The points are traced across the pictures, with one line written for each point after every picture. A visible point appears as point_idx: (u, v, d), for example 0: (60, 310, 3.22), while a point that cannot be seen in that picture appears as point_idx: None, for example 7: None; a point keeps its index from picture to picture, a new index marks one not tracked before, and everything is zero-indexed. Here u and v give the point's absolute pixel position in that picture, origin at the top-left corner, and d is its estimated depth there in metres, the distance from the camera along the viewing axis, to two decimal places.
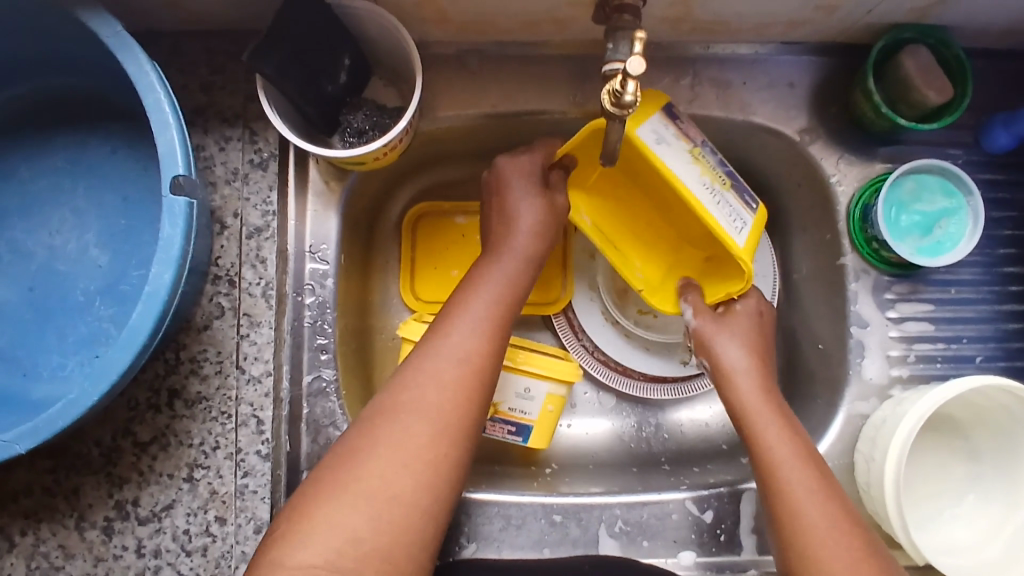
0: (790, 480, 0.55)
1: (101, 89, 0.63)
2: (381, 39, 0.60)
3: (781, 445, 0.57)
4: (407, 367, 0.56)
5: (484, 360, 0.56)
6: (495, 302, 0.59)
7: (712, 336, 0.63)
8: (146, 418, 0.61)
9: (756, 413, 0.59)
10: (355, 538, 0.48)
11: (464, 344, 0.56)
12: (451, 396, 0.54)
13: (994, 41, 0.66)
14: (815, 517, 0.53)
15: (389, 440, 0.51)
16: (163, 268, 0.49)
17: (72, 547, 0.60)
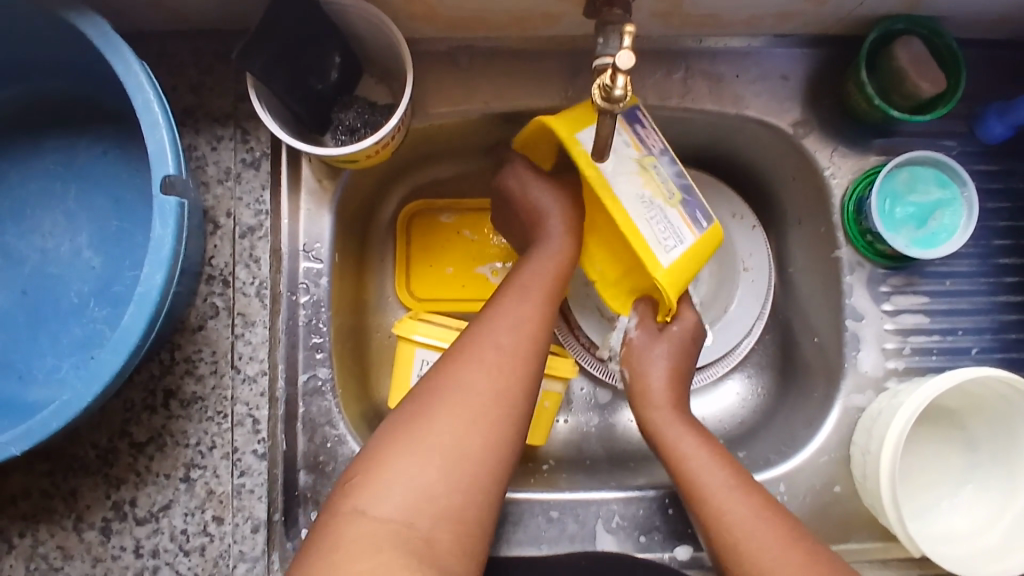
0: (706, 479, 0.57)
1: (91, 91, 0.63)
2: (371, 36, 0.60)
3: (693, 449, 0.59)
4: (468, 337, 0.56)
5: (542, 334, 0.57)
6: (544, 289, 0.60)
7: (638, 347, 0.65)
8: (142, 418, 0.61)
9: (667, 425, 0.61)
10: (430, 497, 0.48)
11: (523, 320, 0.57)
12: (520, 365, 0.55)
13: (987, 31, 0.66)
14: (733, 507, 0.55)
15: (456, 401, 0.51)
16: (154, 268, 0.49)
17: (71, 548, 0.60)
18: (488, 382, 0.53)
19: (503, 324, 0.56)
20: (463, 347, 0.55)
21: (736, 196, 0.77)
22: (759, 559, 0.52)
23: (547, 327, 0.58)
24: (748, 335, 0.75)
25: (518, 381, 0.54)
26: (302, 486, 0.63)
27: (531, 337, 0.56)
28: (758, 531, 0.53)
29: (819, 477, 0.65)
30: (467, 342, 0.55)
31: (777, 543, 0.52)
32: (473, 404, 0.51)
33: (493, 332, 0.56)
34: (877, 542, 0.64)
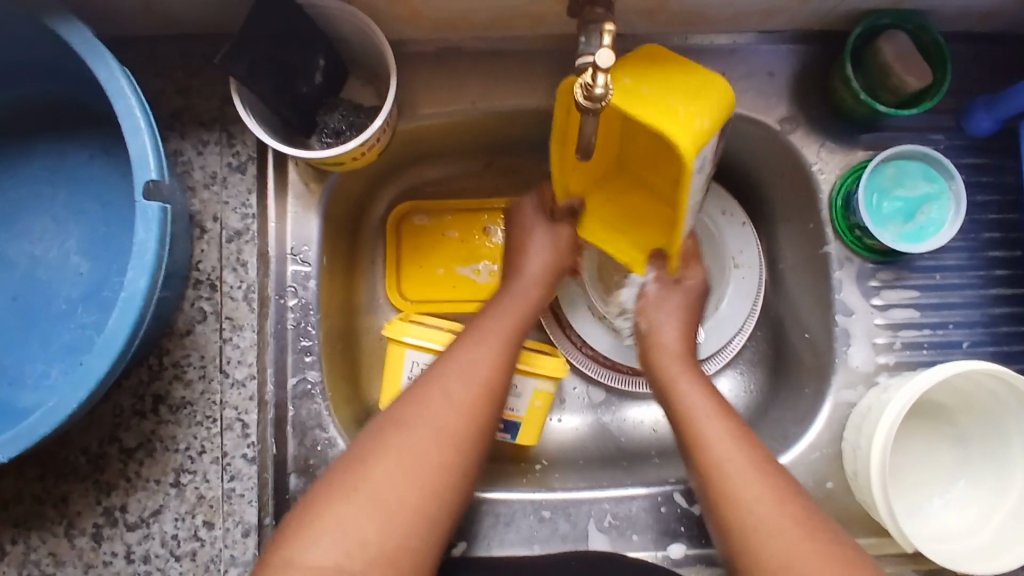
0: (705, 429, 0.57)
1: (77, 96, 0.63)
2: (354, 37, 0.60)
3: (698, 401, 0.59)
4: (423, 378, 0.57)
5: (497, 390, 0.57)
6: (507, 326, 0.62)
7: (649, 301, 0.66)
8: (132, 423, 0.61)
9: (674, 375, 0.62)
10: (364, 544, 0.48)
11: (480, 370, 0.57)
12: (471, 407, 0.56)
13: (974, 24, 0.66)
14: (725, 451, 0.55)
15: (400, 446, 0.52)
16: (138, 274, 0.48)
17: (63, 554, 0.60)
18: (431, 428, 0.53)
19: (465, 368, 0.57)
20: (422, 388, 0.56)
21: (727, 194, 0.77)
22: (740, 500, 0.52)
23: (505, 380, 0.58)
24: (740, 333, 0.76)
25: (467, 431, 0.55)
26: (292, 490, 0.62)
27: (489, 387, 0.57)
28: (747, 477, 0.53)
29: (810, 474, 0.64)
30: (426, 377, 0.57)
31: (763, 488, 0.53)
32: (416, 451, 0.52)
33: (456, 371, 0.57)
34: (870, 538, 0.63)
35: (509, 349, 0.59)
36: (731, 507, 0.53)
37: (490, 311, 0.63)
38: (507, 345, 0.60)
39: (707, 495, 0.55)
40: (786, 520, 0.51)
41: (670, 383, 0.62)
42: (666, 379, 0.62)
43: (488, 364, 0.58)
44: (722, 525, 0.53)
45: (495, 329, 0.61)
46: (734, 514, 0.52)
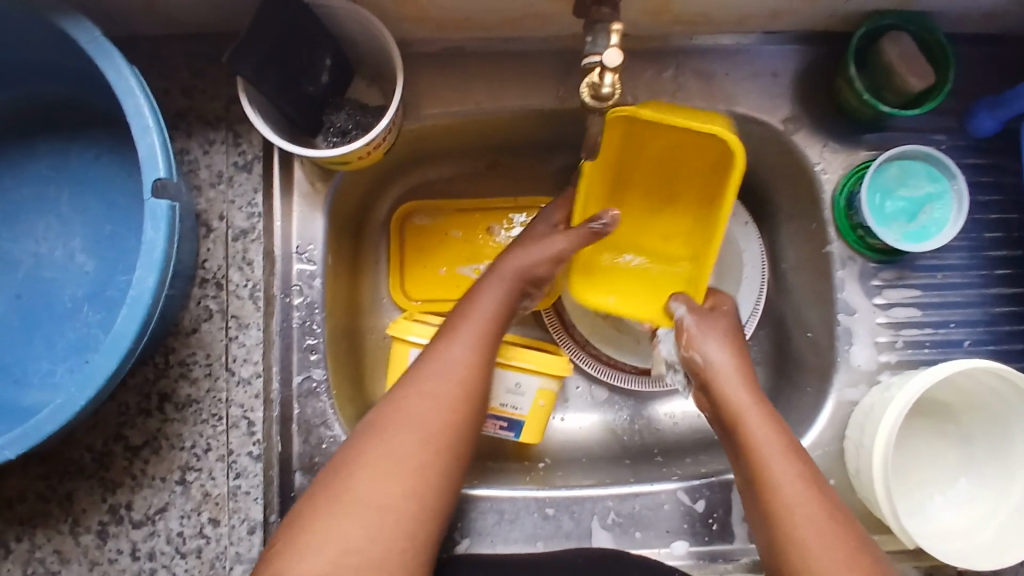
0: (771, 463, 0.55)
1: (81, 94, 0.63)
2: (360, 37, 0.60)
3: (761, 428, 0.57)
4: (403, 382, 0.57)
5: (477, 385, 0.57)
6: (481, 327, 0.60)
7: (696, 336, 0.62)
8: (138, 421, 0.61)
9: (739, 399, 0.59)
10: (351, 548, 0.48)
11: (462, 368, 0.57)
12: (450, 407, 0.55)
13: (976, 26, 0.66)
14: (790, 488, 0.54)
15: (378, 451, 0.52)
16: (146, 271, 0.48)
17: (68, 552, 0.61)
18: (413, 428, 0.54)
19: (443, 369, 0.57)
20: (404, 390, 0.56)
21: None
22: (807, 542, 0.52)
23: (485, 376, 0.58)
24: (743, 332, 0.75)
25: (445, 429, 0.55)
26: (298, 486, 0.63)
27: (466, 387, 0.57)
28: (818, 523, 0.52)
29: None
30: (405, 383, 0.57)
31: (828, 532, 0.52)
32: (399, 453, 0.52)
33: (432, 374, 0.57)
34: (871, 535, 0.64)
35: (488, 345, 0.59)
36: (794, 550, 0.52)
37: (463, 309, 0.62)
38: (481, 345, 0.59)
39: (768, 527, 0.55)
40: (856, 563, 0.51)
41: (733, 406, 0.59)
42: (732, 405, 0.59)
43: (468, 361, 0.58)
44: (786, 563, 0.53)
45: (476, 323, 0.60)
46: (795, 557, 0.52)
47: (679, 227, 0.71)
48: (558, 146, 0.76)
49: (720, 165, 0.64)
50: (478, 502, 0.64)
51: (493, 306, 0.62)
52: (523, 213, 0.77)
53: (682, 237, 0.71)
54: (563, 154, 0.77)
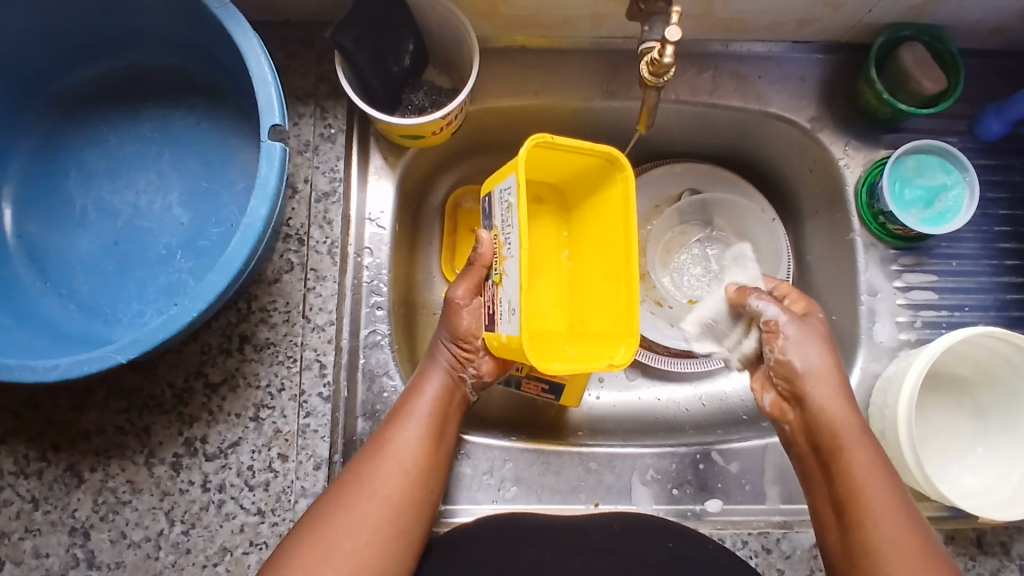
0: (859, 478, 0.56)
1: (187, 69, 0.71)
2: (439, 27, 0.69)
3: (857, 445, 0.58)
4: (361, 464, 0.59)
5: (423, 468, 0.60)
6: (433, 410, 0.62)
7: (785, 336, 0.61)
8: (218, 360, 0.66)
9: (840, 415, 0.59)
10: None
11: (413, 450, 0.60)
12: (412, 484, 0.59)
13: (982, 42, 0.75)
14: (877, 498, 0.55)
15: (351, 528, 0.55)
16: (260, 203, 0.56)
17: (141, 482, 0.64)
18: (369, 506, 0.57)
19: (394, 453, 0.60)
20: (360, 471, 0.59)
21: (758, 194, 0.83)
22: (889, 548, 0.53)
23: (434, 453, 0.61)
24: None
25: (408, 504, 0.58)
26: (360, 432, 0.69)
27: (415, 467, 0.60)
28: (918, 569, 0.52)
29: None
30: (367, 463, 0.59)
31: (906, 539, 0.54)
32: (359, 529, 0.56)
33: (391, 460, 0.59)
34: None
35: (437, 430, 0.62)
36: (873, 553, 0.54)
37: (411, 396, 0.63)
38: (435, 426, 0.62)
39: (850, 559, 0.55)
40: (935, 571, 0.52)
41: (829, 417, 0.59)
42: (830, 419, 0.59)
43: (415, 445, 0.60)
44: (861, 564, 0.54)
45: (426, 407, 0.62)
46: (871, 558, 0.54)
47: (590, 281, 0.62)
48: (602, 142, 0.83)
49: (596, 188, 0.61)
50: (524, 453, 0.69)
51: (438, 391, 0.63)
52: None
53: (602, 288, 0.60)
54: None
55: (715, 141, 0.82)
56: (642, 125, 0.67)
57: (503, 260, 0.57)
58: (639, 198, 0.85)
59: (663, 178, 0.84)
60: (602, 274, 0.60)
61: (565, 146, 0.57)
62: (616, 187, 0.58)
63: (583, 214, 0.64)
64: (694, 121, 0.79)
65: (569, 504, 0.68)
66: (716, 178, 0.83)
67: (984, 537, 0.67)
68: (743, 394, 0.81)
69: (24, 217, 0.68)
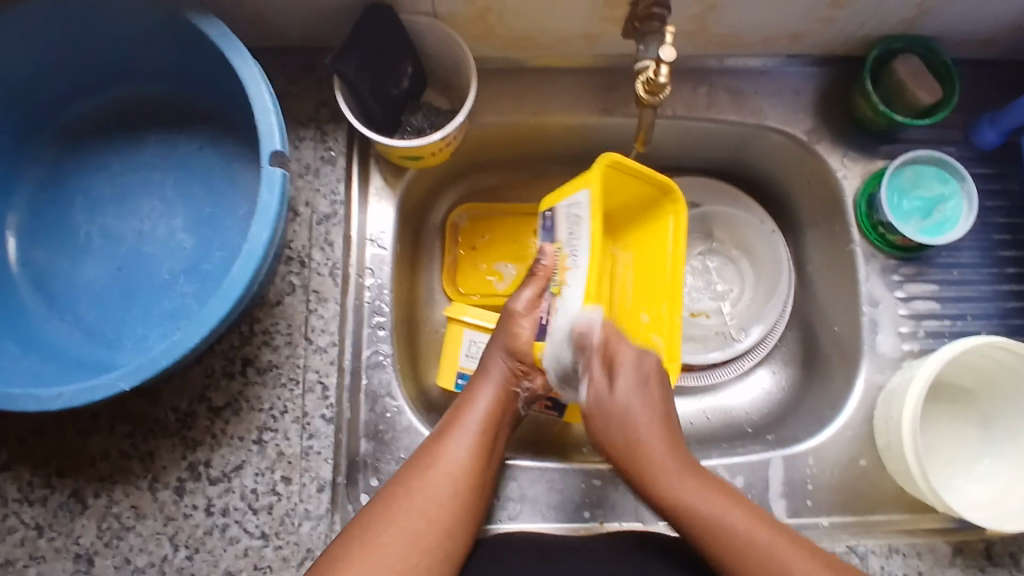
0: (691, 497, 0.58)
1: (188, 95, 0.72)
2: (437, 49, 0.70)
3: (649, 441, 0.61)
4: (413, 472, 0.59)
5: (472, 487, 0.59)
6: (485, 421, 0.62)
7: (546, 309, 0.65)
8: (221, 384, 0.66)
9: (642, 432, 0.61)
10: None
11: (464, 463, 0.59)
12: (464, 493, 0.58)
13: (975, 51, 0.75)
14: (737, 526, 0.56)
15: (401, 533, 0.55)
16: (261, 228, 0.56)
17: (145, 507, 0.64)
18: (414, 526, 0.56)
19: (445, 468, 0.59)
20: (411, 484, 0.58)
21: (758, 206, 0.82)
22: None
23: (482, 469, 0.60)
24: (774, 329, 0.80)
25: (460, 512, 0.58)
26: (363, 453, 0.69)
27: (462, 485, 0.59)
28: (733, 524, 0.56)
29: (845, 452, 0.70)
30: (419, 471, 0.59)
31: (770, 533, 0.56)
32: (403, 547, 0.55)
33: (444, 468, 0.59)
34: (902, 514, 0.68)
35: (489, 441, 0.62)
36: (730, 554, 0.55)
37: (465, 406, 0.63)
38: (487, 437, 0.62)
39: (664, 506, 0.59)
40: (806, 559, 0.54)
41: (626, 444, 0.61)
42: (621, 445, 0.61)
43: (462, 465, 0.59)
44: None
45: (477, 417, 0.62)
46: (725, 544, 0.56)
47: (646, 280, 0.68)
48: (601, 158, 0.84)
49: (645, 218, 0.69)
50: (528, 471, 0.69)
51: (491, 402, 0.63)
52: None
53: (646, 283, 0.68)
54: None
55: (713, 155, 0.82)
56: (639, 143, 0.68)
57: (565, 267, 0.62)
58: None
59: None
60: (653, 285, 0.67)
61: (632, 169, 0.63)
62: (665, 219, 0.66)
63: (626, 243, 0.71)
64: (692, 137, 0.79)
65: (575, 522, 0.68)
66: (717, 191, 0.83)
67: (992, 548, 0.66)
68: (746, 407, 0.80)
69: (27, 244, 0.69)
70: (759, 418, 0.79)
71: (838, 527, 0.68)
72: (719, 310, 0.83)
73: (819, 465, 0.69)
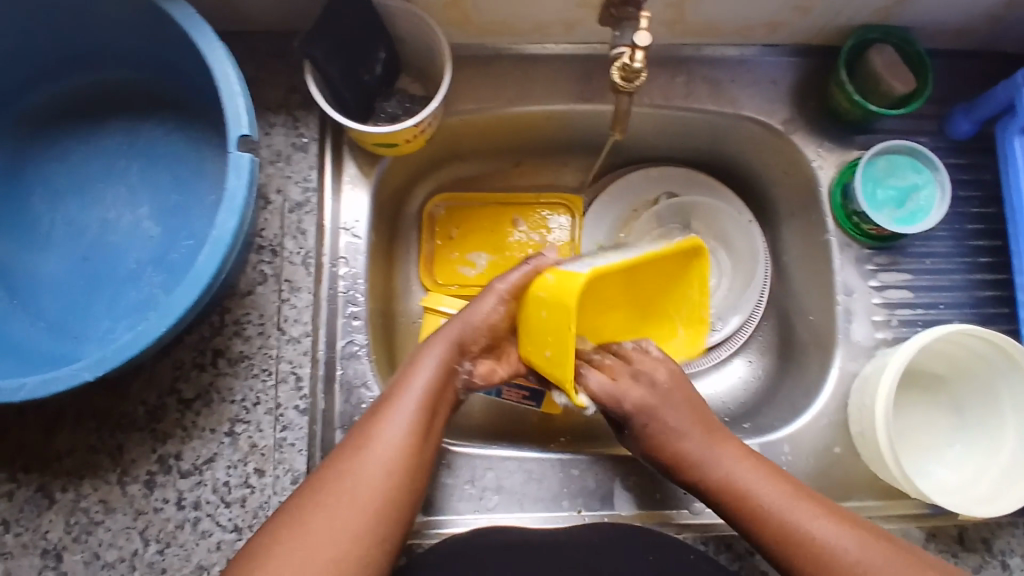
0: (763, 492, 0.58)
1: (156, 80, 0.70)
2: (411, 35, 0.69)
3: (754, 482, 0.59)
4: (353, 440, 0.56)
5: (407, 464, 0.55)
6: (429, 391, 0.59)
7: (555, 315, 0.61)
8: (191, 375, 0.65)
9: (682, 430, 0.62)
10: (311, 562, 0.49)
11: (405, 425, 0.56)
12: (398, 460, 0.55)
13: (949, 41, 0.76)
14: (838, 544, 0.54)
15: (334, 498, 0.52)
16: (229, 215, 0.55)
17: (114, 502, 0.63)
18: (352, 497, 0.52)
19: (387, 430, 0.56)
20: (352, 449, 0.55)
21: (732, 194, 0.83)
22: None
23: (418, 452, 0.56)
24: (750, 320, 0.82)
25: (398, 479, 0.54)
26: (338, 445, 0.68)
27: (397, 460, 0.55)
28: (792, 506, 0.57)
29: (820, 439, 0.70)
30: (359, 436, 0.56)
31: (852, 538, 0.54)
32: (332, 522, 0.51)
33: (386, 430, 0.56)
34: (876, 501, 0.69)
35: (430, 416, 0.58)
36: (782, 535, 0.56)
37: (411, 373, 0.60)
38: (428, 409, 0.58)
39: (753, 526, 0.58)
40: (878, 548, 0.53)
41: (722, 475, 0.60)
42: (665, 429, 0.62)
43: (400, 442, 0.55)
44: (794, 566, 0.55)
45: (418, 387, 0.58)
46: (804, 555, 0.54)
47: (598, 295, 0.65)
48: (580, 147, 0.84)
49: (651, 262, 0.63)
50: (505, 462, 0.69)
51: (437, 374, 0.60)
52: (553, 212, 0.84)
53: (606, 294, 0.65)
54: (581, 156, 0.85)
55: (691, 145, 0.82)
56: (616, 131, 0.68)
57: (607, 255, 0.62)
58: (616, 205, 0.85)
59: (640, 182, 0.84)
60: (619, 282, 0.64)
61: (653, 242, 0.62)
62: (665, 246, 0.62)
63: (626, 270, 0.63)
64: (670, 126, 0.79)
65: (552, 511, 0.68)
66: (693, 181, 0.84)
67: (965, 533, 0.67)
68: (724, 396, 0.81)
69: None
70: (737, 408, 0.79)
71: None
72: None
73: (794, 452, 0.70)
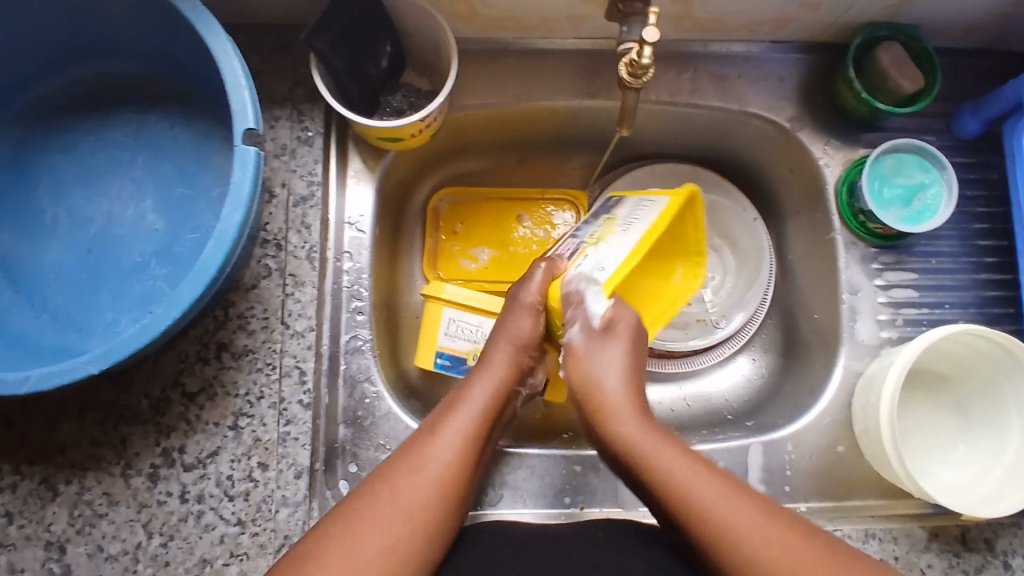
0: (698, 488, 0.54)
1: (160, 73, 0.70)
2: (417, 29, 0.69)
3: (694, 483, 0.55)
4: (403, 452, 0.57)
5: (460, 479, 0.56)
6: (485, 406, 0.60)
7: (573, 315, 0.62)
8: (195, 369, 0.65)
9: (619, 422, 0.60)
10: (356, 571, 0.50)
11: (460, 440, 0.58)
12: (449, 476, 0.56)
13: (958, 39, 0.75)
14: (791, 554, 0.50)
15: (384, 507, 0.53)
16: (234, 209, 0.55)
17: (118, 494, 0.63)
18: (400, 507, 0.53)
19: (440, 443, 0.57)
20: (401, 461, 0.56)
21: (738, 191, 0.83)
22: None
23: (470, 467, 0.57)
24: (754, 317, 0.81)
25: (448, 493, 0.55)
26: (342, 439, 0.68)
27: (449, 474, 0.56)
28: (749, 518, 0.52)
29: (823, 437, 0.70)
30: (411, 449, 0.57)
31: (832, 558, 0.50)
32: (379, 532, 0.52)
33: (437, 445, 0.57)
34: (879, 499, 0.69)
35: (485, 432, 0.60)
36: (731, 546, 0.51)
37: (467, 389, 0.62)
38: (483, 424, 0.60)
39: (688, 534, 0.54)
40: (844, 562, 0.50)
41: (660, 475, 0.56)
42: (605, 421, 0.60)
43: (452, 456, 0.57)
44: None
45: (474, 402, 0.60)
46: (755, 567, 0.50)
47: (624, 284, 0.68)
48: (585, 143, 0.83)
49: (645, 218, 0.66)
50: (508, 458, 0.69)
51: (493, 389, 0.62)
52: (556, 207, 0.84)
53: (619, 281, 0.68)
54: (586, 151, 0.84)
55: (697, 141, 0.82)
56: (623, 127, 0.67)
57: (608, 233, 0.63)
58: None
59: (647, 177, 0.83)
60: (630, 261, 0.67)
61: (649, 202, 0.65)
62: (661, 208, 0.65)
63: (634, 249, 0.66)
64: (675, 122, 0.78)
65: (555, 508, 0.68)
66: (702, 179, 0.83)
67: (968, 534, 0.67)
68: (726, 393, 0.81)
69: None
70: (739, 405, 0.79)
71: (815, 513, 0.68)
72: (701, 298, 0.83)
73: (797, 451, 0.70)
